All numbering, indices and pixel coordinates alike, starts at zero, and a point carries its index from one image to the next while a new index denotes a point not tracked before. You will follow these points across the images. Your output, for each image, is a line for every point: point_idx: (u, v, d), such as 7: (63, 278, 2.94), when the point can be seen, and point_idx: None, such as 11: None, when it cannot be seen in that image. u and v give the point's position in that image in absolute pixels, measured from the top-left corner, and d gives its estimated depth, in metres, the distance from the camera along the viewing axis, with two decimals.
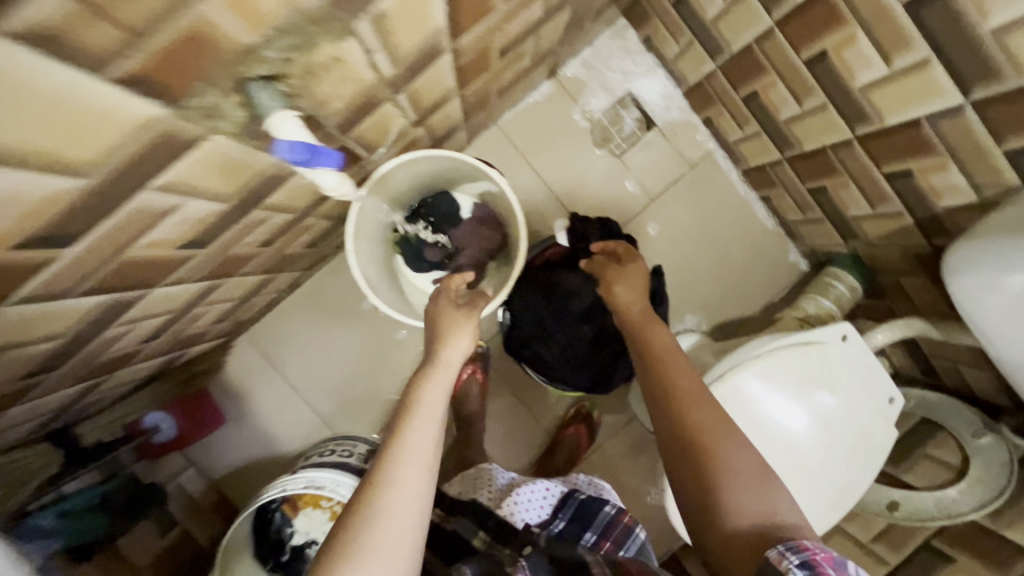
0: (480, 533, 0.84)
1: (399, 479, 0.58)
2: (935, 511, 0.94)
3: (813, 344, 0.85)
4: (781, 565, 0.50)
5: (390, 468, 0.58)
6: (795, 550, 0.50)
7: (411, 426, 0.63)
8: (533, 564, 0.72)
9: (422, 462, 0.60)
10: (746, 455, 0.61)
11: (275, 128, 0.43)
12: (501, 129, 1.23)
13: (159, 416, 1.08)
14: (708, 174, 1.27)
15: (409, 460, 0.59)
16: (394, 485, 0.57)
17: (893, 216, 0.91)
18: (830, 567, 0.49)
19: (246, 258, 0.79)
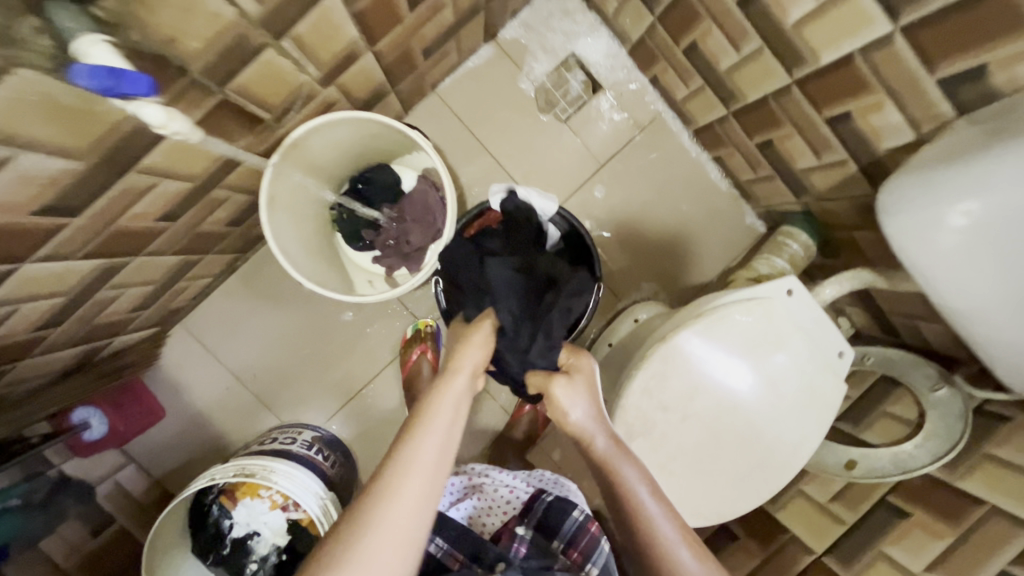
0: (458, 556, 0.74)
1: (390, 507, 0.57)
2: (892, 468, 0.92)
3: (756, 300, 0.81)
4: None
5: (390, 490, 0.58)
6: None
7: (415, 440, 0.62)
8: None
9: (422, 489, 0.59)
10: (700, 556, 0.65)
11: (84, 57, 0.37)
12: (440, 98, 1.18)
13: (89, 412, 1.02)
14: (659, 136, 1.22)
15: (410, 491, 0.58)
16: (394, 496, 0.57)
17: (838, 164, 0.87)
18: None
19: (148, 234, 0.73)
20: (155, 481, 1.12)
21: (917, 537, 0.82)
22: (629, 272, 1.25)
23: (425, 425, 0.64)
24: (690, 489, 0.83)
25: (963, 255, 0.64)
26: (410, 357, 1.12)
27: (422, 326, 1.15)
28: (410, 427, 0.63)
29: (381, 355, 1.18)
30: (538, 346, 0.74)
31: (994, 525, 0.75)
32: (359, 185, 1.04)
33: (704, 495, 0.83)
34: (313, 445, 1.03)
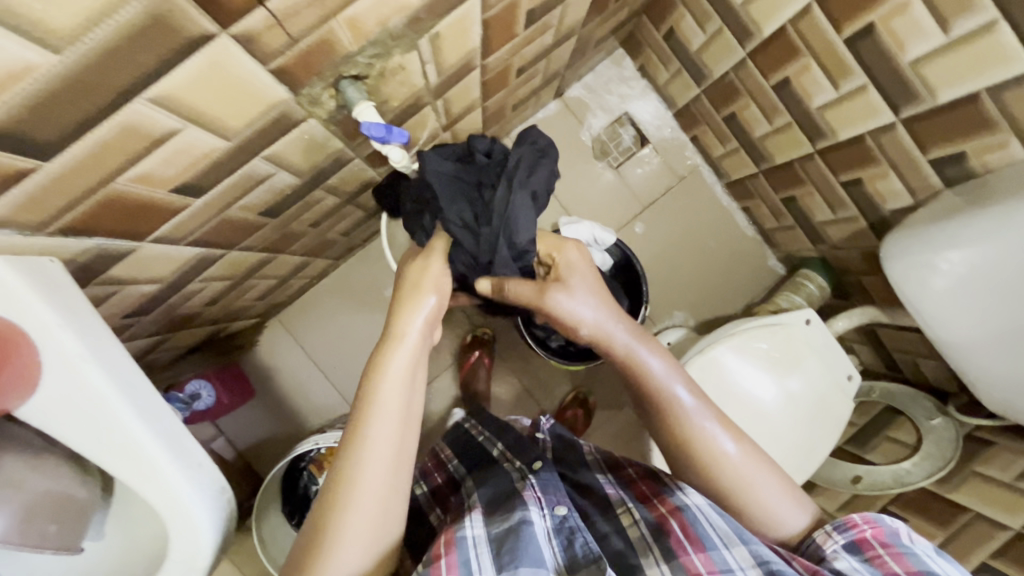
0: (497, 444, 0.86)
1: (358, 481, 0.65)
2: (891, 481, 1.06)
3: (779, 324, 0.98)
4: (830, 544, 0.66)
5: (351, 473, 0.66)
6: (843, 531, 0.66)
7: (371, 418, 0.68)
8: (543, 480, 0.74)
9: (383, 461, 0.67)
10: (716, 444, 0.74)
11: (358, 114, 0.58)
12: (512, 142, 1.39)
13: (200, 384, 1.17)
14: (695, 186, 1.42)
15: (367, 468, 0.66)
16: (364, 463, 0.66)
17: (851, 219, 1.06)
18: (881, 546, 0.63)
19: (296, 236, 0.93)
20: (239, 453, 1.29)
21: (912, 539, 0.96)
22: (663, 301, 1.42)
23: (376, 396, 0.70)
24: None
25: (948, 294, 0.81)
26: (469, 358, 1.31)
27: (480, 330, 1.36)
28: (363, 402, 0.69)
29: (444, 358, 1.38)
30: (502, 256, 0.77)
31: (975, 527, 0.89)
32: None
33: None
34: None
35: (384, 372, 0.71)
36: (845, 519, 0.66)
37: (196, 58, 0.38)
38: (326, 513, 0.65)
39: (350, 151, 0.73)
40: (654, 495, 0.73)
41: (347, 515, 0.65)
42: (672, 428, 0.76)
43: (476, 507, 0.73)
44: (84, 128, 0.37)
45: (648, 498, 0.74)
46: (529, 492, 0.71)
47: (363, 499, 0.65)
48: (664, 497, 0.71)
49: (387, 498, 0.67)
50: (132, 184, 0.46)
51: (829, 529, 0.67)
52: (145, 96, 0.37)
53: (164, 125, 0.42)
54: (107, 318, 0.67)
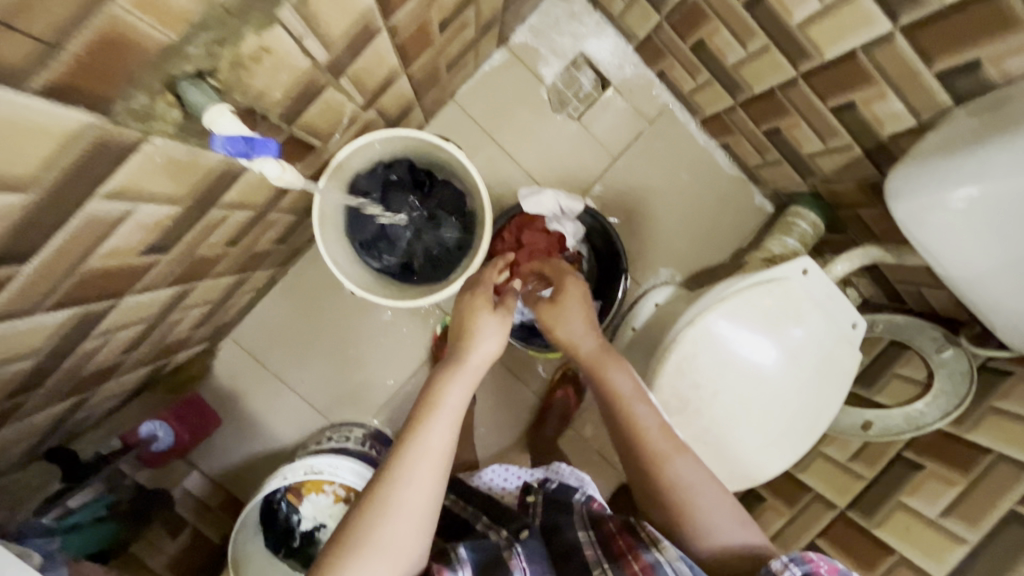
0: (482, 518, 0.81)
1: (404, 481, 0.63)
2: (905, 425, 1.00)
3: (773, 281, 0.88)
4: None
5: (403, 473, 0.63)
6: (799, 563, 0.59)
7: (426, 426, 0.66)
8: (529, 549, 0.70)
9: (429, 461, 0.64)
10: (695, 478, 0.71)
11: (209, 121, 0.42)
12: (457, 104, 1.23)
13: (155, 425, 1.08)
14: (667, 127, 1.28)
15: (416, 478, 0.63)
16: (403, 480, 0.63)
17: (843, 149, 0.94)
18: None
19: (214, 260, 0.79)
20: (217, 485, 1.19)
21: (931, 487, 0.90)
22: (647, 260, 1.31)
23: (430, 412, 0.67)
24: (721, 459, 0.90)
25: (963, 233, 0.70)
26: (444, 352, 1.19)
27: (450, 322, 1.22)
28: (428, 399, 0.69)
29: (420, 353, 1.25)
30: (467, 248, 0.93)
31: (999, 469, 0.83)
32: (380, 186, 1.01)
33: (737, 460, 0.90)
34: (366, 442, 1.12)
35: (446, 381, 0.69)
36: (802, 554, 0.60)
37: None
38: (371, 502, 0.62)
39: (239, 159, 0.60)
40: (629, 551, 0.65)
41: (392, 507, 0.61)
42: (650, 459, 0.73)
43: (463, 565, 0.66)
44: None
45: (622, 552, 0.66)
46: (515, 559, 0.67)
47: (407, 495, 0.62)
48: (638, 553, 0.65)
49: (427, 500, 0.63)
50: None
51: (785, 559, 0.60)
52: None
53: None
54: None
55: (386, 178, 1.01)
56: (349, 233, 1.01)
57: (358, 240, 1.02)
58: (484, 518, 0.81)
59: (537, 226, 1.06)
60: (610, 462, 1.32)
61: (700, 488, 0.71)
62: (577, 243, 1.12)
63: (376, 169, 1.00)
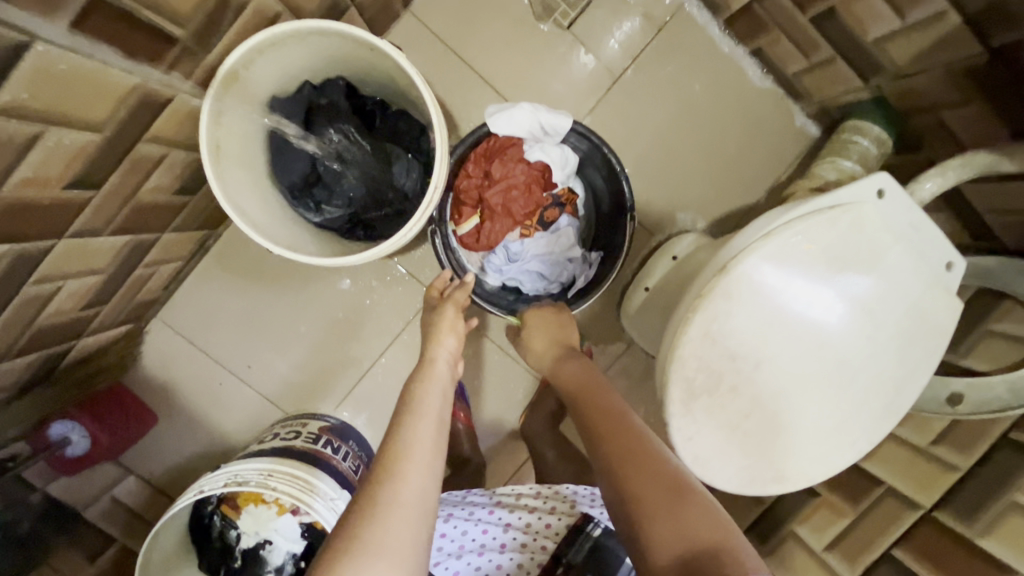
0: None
1: (398, 480, 0.52)
2: (1011, 399, 0.73)
3: (839, 208, 0.63)
4: None
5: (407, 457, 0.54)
6: None
7: (410, 425, 0.58)
8: None
9: (426, 459, 0.54)
10: (663, 466, 0.54)
11: None
12: (417, 18, 0.98)
13: (68, 426, 0.90)
14: (683, 33, 1.01)
15: (421, 461, 0.54)
16: (398, 477, 0.52)
17: (930, 19, 0.67)
18: None
19: (58, 208, 0.57)
20: (157, 491, 1.01)
21: None
22: (662, 205, 1.06)
23: (416, 411, 0.60)
24: (766, 452, 0.66)
25: None
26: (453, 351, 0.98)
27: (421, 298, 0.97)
28: (409, 403, 0.61)
29: (388, 328, 1.04)
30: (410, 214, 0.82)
31: None
32: (311, 113, 0.77)
33: (787, 453, 0.66)
34: (320, 437, 0.91)
35: (429, 384, 0.64)
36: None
37: None
38: (366, 499, 0.50)
39: None
40: None
41: (391, 501, 0.50)
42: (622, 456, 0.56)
43: None
44: None
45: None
46: None
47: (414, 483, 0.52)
48: None
49: (427, 493, 0.53)
50: None
51: None
52: None
53: None
54: None
55: (314, 102, 0.77)
56: (271, 175, 0.79)
57: (284, 183, 0.79)
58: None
59: (512, 156, 0.83)
60: None
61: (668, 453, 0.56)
62: (568, 179, 0.89)
63: (301, 90, 0.77)
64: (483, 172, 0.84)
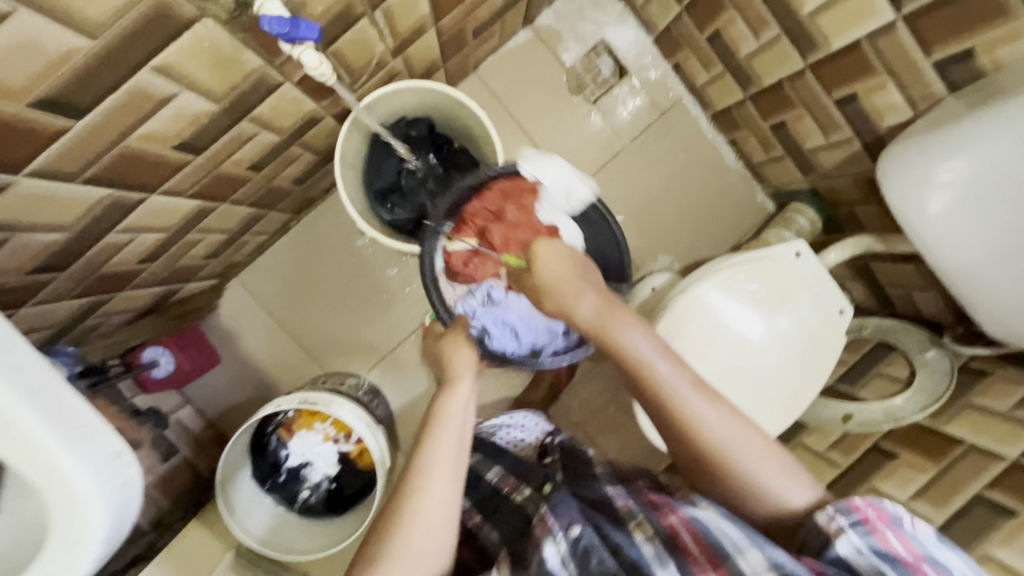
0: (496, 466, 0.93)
1: (419, 497, 0.71)
2: (883, 418, 1.03)
3: (766, 258, 0.91)
4: (832, 527, 0.64)
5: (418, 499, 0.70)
6: (846, 513, 0.64)
7: (434, 436, 0.75)
8: (561, 503, 0.75)
9: (443, 468, 0.73)
10: (724, 427, 0.72)
11: (259, 6, 0.47)
12: (479, 78, 1.28)
13: (158, 352, 1.11)
14: (679, 120, 1.32)
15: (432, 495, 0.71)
16: (422, 492, 0.71)
17: (844, 143, 0.97)
18: (886, 526, 0.62)
19: (234, 182, 0.82)
20: (209, 422, 1.23)
21: (903, 473, 0.93)
22: (646, 247, 1.35)
23: (438, 422, 0.77)
24: None
25: (954, 207, 0.73)
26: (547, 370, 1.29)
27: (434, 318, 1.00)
28: (431, 415, 0.78)
29: (419, 313, 1.28)
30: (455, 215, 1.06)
31: (969, 458, 0.86)
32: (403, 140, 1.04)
33: None
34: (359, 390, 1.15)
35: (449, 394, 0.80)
36: (847, 503, 0.64)
37: None
38: (386, 524, 0.70)
39: (276, 71, 0.64)
40: (664, 505, 0.75)
41: (417, 512, 0.70)
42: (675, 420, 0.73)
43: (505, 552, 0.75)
44: None
45: (657, 506, 0.76)
46: (547, 515, 0.73)
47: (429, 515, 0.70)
48: (674, 508, 0.73)
49: (449, 509, 0.72)
50: None
51: (830, 511, 0.65)
52: None
53: None
54: (5, 276, 0.59)
55: (406, 133, 1.05)
56: (363, 178, 1.06)
57: (371, 187, 1.05)
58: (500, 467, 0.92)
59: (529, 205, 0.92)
60: (593, 439, 1.34)
61: (722, 425, 0.72)
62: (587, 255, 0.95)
63: (398, 123, 1.04)
64: (497, 203, 0.92)
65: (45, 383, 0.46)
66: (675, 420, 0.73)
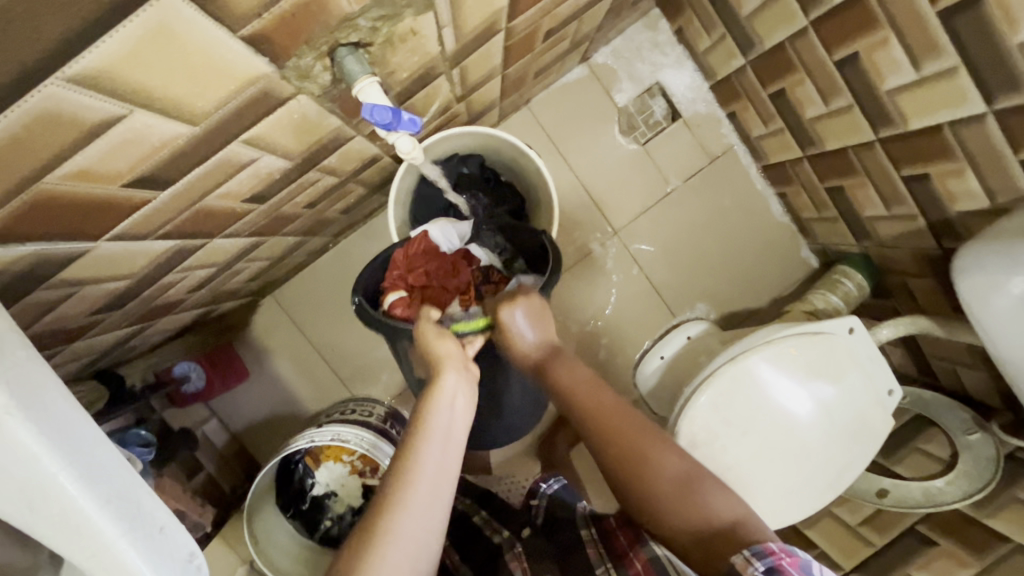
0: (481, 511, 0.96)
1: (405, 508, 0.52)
2: (921, 498, 1.00)
3: (821, 334, 0.89)
4: (746, 571, 0.51)
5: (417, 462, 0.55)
6: (760, 556, 0.51)
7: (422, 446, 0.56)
8: (529, 547, 0.80)
9: (436, 478, 0.55)
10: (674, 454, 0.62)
11: (359, 92, 0.47)
12: (530, 111, 1.26)
13: (189, 366, 1.13)
14: (728, 168, 1.30)
15: (432, 458, 0.56)
16: (405, 505, 0.52)
17: (907, 217, 0.95)
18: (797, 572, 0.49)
19: (289, 218, 0.81)
20: (233, 436, 1.23)
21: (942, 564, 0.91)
22: (685, 293, 1.32)
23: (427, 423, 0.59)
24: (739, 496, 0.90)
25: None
26: None
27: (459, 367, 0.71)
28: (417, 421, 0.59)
29: None
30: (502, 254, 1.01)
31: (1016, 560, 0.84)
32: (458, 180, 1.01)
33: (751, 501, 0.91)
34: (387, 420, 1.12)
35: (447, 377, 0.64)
36: (762, 546, 0.52)
37: (132, 18, 0.27)
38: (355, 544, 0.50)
39: (350, 129, 0.63)
40: (629, 548, 0.65)
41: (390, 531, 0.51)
42: (619, 447, 0.64)
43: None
44: None
45: (625, 552, 0.65)
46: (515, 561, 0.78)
47: (424, 490, 0.54)
48: (637, 549, 0.63)
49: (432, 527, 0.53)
50: (68, 182, 0.36)
51: (747, 554, 0.52)
52: (59, 75, 0.27)
53: (99, 111, 0.31)
54: (68, 319, 0.58)
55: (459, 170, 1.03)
56: (412, 218, 1.04)
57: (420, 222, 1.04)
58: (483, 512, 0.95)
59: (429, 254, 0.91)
60: None
61: (670, 452, 0.62)
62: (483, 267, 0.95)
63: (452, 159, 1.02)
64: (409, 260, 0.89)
65: (131, 489, 0.38)
66: (619, 442, 0.64)
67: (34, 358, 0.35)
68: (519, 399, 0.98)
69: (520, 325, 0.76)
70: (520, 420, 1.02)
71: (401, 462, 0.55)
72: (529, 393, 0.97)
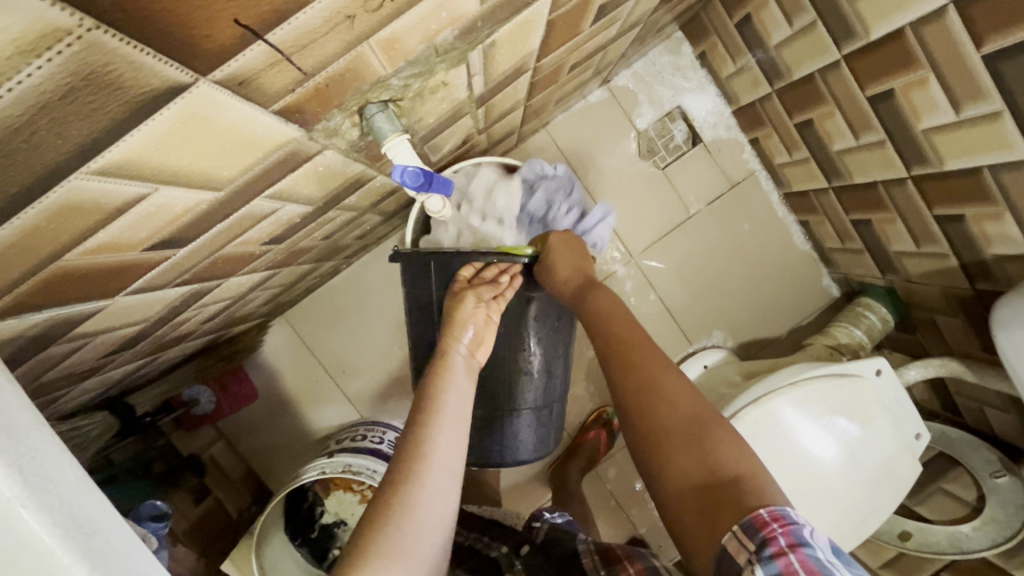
0: (484, 536, 0.94)
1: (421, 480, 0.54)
2: (946, 545, 0.98)
3: (848, 376, 0.87)
4: (740, 551, 0.47)
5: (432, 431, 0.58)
6: (752, 532, 0.47)
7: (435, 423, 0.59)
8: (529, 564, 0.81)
9: (448, 456, 0.57)
10: (682, 398, 0.59)
11: (389, 150, 0.45)
12: (549, 133, 1.24)
13: (199, 390, 1.14)
14: (749, 193, 1.27)
15: (446, 427, 0.59)
16: (424, 480, 0.54)
17: (938, 256, 0.92)
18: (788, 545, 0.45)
19: (306, 250, 0.80)
20: (242, 457, 1.22)
21: None
22: (702, 320, 1.30)
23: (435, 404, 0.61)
24: None
25: None
26: (588, 434, 1.26)
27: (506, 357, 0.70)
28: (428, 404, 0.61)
29: None
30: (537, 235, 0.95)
31: None
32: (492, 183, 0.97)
33: None
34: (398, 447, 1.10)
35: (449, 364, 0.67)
36: (753, 517, 0.48)
37: (163, 111, 0.25)
38: (375, 513, 0.51)
39: (373, 170, 0.61)
40: (625, 558, 0.69)
41: (409, 499, 0.52)
42: (630, 382, 0.62)
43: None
44: (10, 208, 0.24)
45: (620, 560, 0.70)
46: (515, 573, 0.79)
47: (440, 465, 0.55)
48: (633, 560, 0.68)
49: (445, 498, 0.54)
50: (87, 256, 0.34)
51: (740, 530, 0.48)
52: (83, 170, 0.25)
53: (122, 193, 0.29)
54: (81, 364, 0.56)
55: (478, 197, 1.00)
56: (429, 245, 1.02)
57: None
58: (485, 535, 0.94)
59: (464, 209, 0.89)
60: (626, 511, 1.30)
61: (683, 394, 0.60)
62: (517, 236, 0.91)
63: None
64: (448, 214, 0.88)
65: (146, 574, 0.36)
66: (635, 375, 0.62)
67: (47, 438, 0.34)
68: (532, 400, 0.88)
69: (561, 260, 0.79)
70: (529, 431, 0.91)
71: (421, 428, 0.58)
72: (544, 395, 0.89)
